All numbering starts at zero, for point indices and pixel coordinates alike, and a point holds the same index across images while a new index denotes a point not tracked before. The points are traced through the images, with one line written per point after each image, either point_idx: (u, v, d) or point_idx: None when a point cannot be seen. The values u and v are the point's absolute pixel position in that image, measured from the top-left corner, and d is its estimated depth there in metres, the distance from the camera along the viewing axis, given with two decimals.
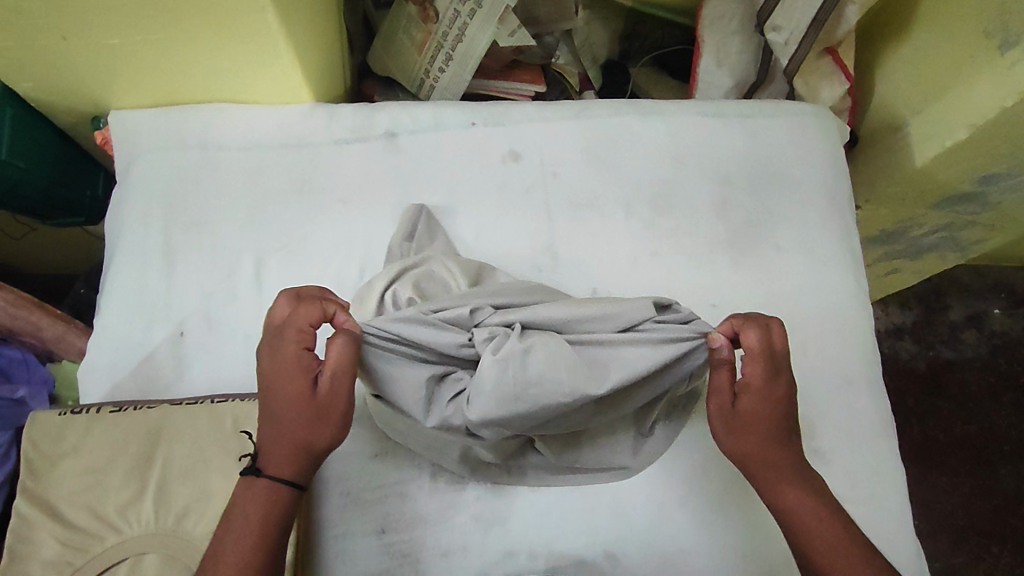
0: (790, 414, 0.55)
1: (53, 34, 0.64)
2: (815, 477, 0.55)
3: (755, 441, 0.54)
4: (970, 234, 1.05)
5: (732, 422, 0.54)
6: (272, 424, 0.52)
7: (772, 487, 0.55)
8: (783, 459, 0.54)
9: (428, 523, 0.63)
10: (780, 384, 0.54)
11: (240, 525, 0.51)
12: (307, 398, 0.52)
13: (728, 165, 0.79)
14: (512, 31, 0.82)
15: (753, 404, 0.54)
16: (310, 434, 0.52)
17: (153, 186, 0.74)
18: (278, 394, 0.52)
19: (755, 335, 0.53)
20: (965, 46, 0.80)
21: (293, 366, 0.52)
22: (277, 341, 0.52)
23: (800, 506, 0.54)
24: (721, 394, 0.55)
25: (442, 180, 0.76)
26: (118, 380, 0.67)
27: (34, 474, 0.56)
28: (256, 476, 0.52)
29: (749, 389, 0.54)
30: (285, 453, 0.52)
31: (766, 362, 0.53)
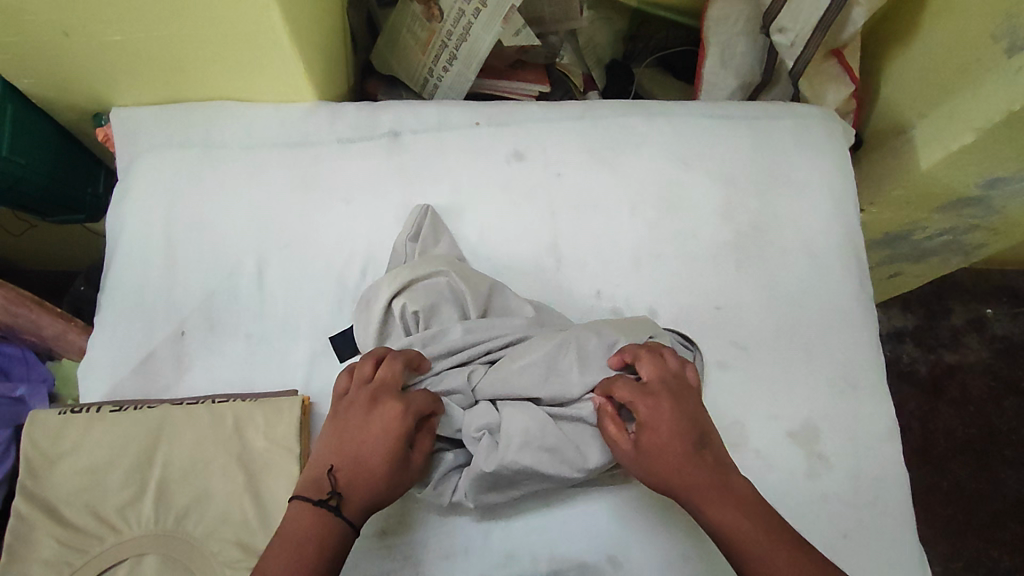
0: (695, 438, 0.54)
1: (55, 30, 0.63)
2: (744, 491, 0.52)
3: (667, 472, 0.53)
4: (973, 238, 1.05)
5: (642, 463, 0.54)
6: (360, 475, 0.52)
7: (706, 516, 0.51)
8: (705, 482, 0.52)
9: (429, 526, 0.62)
10: (667, 409, 0.54)
11: (309, 559, 0.49)
12: (401, 466, 0.53)
13: (733, 167, 0.79)
14: (516, 31, 0.81)
15: (651, 437, 0.53)
16: (390, 497, 0.53)
17: (155, 183, 0.74)
18: (378, 453, 0.52)
19: (624, 384, 0.56)
20: (972, 49, 0.80)
21: (404, 435, 0.53)
22: (397, 407, 0.54)
23: (738, 527, 0.50)
24: (621, 442, 0.55)
25: (445, 180, 0.76)
26: (118, 379, 0.67)
27: (33, 473, 0.56)
28: (327, 515, 0.51)
29: (644, 426, 0.54)
30: (360, 504, 0.52)
31: (647, 398, 0.55)
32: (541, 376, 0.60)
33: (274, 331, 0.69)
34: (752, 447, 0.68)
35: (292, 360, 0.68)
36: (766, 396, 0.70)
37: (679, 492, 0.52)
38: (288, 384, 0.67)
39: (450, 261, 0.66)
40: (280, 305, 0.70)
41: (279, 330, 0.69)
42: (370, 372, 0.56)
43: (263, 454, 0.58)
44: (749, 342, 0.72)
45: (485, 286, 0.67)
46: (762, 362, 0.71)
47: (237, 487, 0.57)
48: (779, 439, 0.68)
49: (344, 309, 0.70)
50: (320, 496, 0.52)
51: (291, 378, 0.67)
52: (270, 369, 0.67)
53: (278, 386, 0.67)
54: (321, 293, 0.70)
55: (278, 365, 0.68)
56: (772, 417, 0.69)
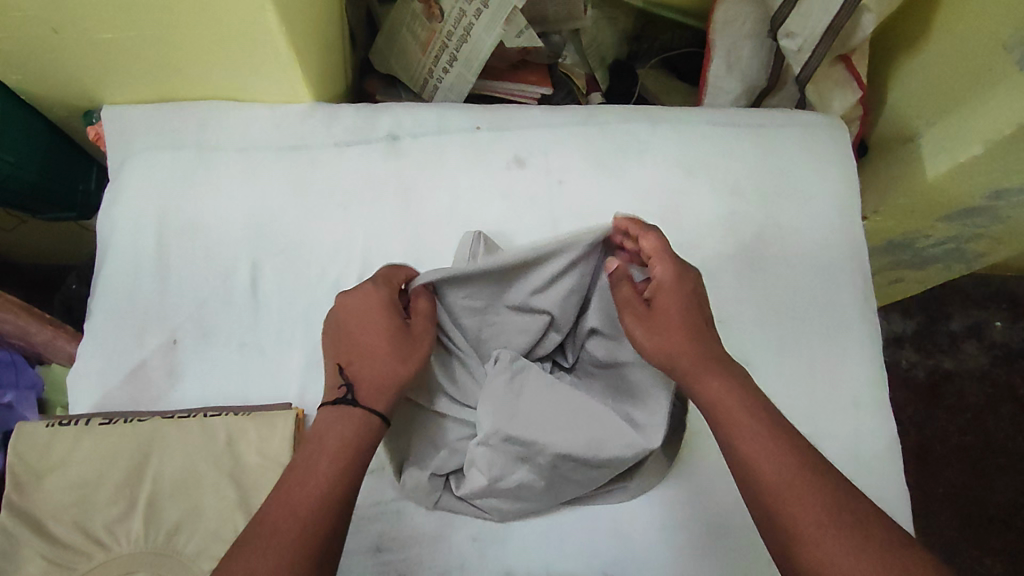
0: (702, 313, 0.56)
1: (44, 27, 0.61)
2: (741, 373, 0.53)
3: (674, 330, 0.55)
4: (977, 247, 1.04)
5: (649, 322, 0.56)
6: (366, 361, 0.53)
7: (697, 380, 0.53)
8: (705, 350, 0.54)
9: (426, 541, 0.61)
10: (687, 283, 0.57)
11: (331, 449, 0.49)
12: (404, 335, 0.55)
13: (738, 176, 0.77)
14: (519, 32, 0.78)
15: (664, 295, 0.57)
16: (403, 367, 0.54)
17: (147, 186, 0.72)
18: (375, 330, 0.54)
19: (654, 239, 0.59)
20: (983, 58, 0.78)
21: (386, 304, 0.56)
22: (370, 286, 0.57)
23: (729, 398, 0.51)
24: (631, 302, 0.58)
25: (446, 187, 0.74)
26: (108, 389, 0.65)
27: (19, 487, 0.55)
28: (351, 408, 0.51)
29: (659, 285, 0.57)
30: (377, 383, 0.52)
31: (670, 259, 0.58)
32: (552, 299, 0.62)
33: (270, 340, 0.67)
34: None
35: (287, 371, 0.66)
36: None
37: (676, 351, 0.54)
38: (284, 396, 0.66)
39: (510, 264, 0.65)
40: (275, 314, 0.68)
41: (274, 339, 0.67)
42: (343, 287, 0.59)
43: (256, 469, 0.57)
44: (753, 356, 0.71)
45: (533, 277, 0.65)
46: (764, 378, 0.70)
47: (229, 502, 0.56)
48: None
49: None
50: (337, 393, 0.52)
51: (286, 389, 0.66)
52: (265, 379, 0.66)
53: (273, 397, 0.66)
54: (316, 301, 0.69)
55: (273, 375, 0.66)
56: None
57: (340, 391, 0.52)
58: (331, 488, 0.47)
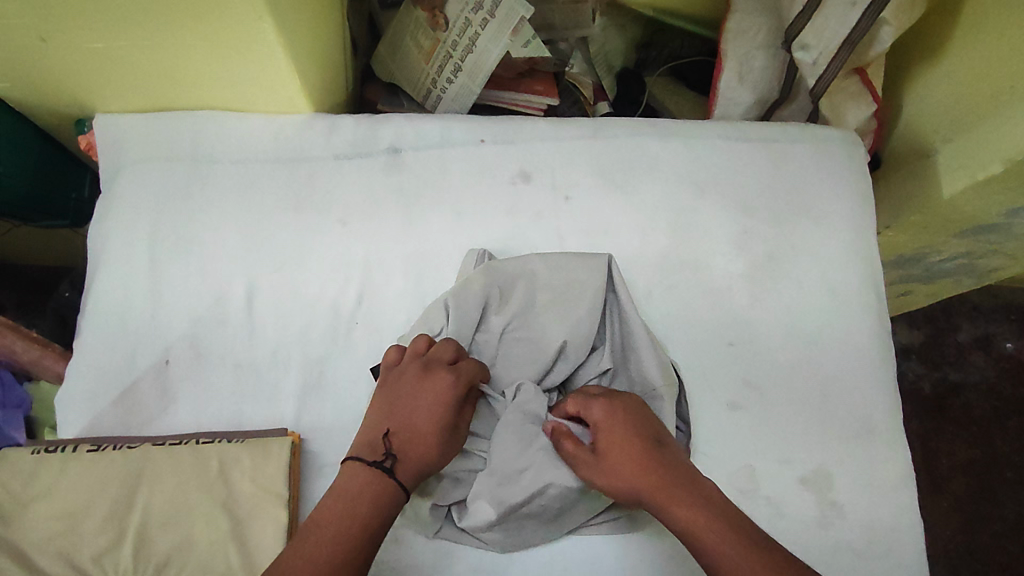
0: (647, 439, 0.55)
1: (32, 36, 0.59)
2: (706, 488, 0.51)
3: (627, 468, 0.53)
4: (990, 262, 1.02)
5: (602, 467, 0.54)
6: (413, 442, 0.54)
7: (668, 518, 0.51)
8: (662, 478, 0.52)
9: (426, 573, 0.59)
10: (622, 407, 0.56)
11: (360, 517, 0.50)
12: (453, 434, 0.56)
13: (750, 193, 0.75)
14: (525, 42, 0.75)
15: (607, 434, 0.55)
16: (440, 462, 0.55)
17: (140, 199, 0.69)
18: (431, 421, 0.55)
19: (574, 394, 0.59)
20: (1004, 73, 0.76)
21: (455, 403, 0.56)
22: (449, 375, 0.56)
23: (702, 527, 0.49)
24: (580, 453, 0.55)
25: (449, 202, 0.72)
26: (98, 410, 0.63)
27: (3, 518, 0.53)
28: (384, 480, 0.52)
29: (601, 425, 0.56)
30: (414, 469, 0.54)
31: (598, 398, 0.57)
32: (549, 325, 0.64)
33: (265, 361, 0.65)
34: (762, 493, 0.65)
35: (284, 393, 0.64)
36: (779, 439, 0.67)
37: (639, 491, 0.52)
38: (279, 419, 0.64)
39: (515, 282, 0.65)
40: (271, 333, 0.66)
41: (270, 359, 0.65)
42: (418, 348, 0.58)
43: (250, 500, 0.55)
44: (764, 380, 0.69)
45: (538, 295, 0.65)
46: (775, 403, 0.68)
47: (221, 535, 0.53)
48: (792, 485, 0.66)
49: (338, 339, 0.66)
50: (376, 457, 0.53)
51: (282, 412, 0.64)
52: (260, 402, 0.64)
53: (269, 421, 0.64)
54: (313, 320, 0.67)
55: (268, 398, 0.64)
56: (784, 463, 0.66)
57: (379, 457, 0.53)
58: (370, 529, 0.49)
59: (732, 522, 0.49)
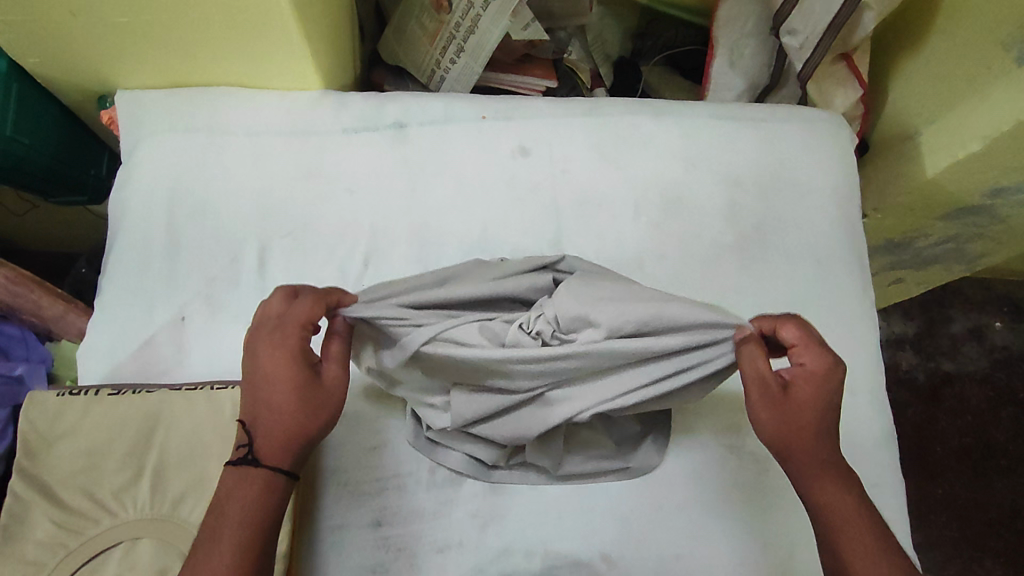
0: (836, 410, 0.52)
1: (63, 10, 0.63)
2: (856, 483, 0.52)
3: (807, 432, 0.51)
4: (977, 247, 1.04)
5: (783, 413, 0.51)
6: (268, 417, 0.51)
7: (815, 485, 0.51)
8: (826, 462, 0.51)
9: (425, 518, 0.63)
10: (838, 371, 0.50)
11: (234, 517, 0.49)
12: (313, 387, 0.52)
13: (739, 168, 0.79)
14: (525, 25, 0.81)
15: (804, 388, 0.51)
16: (309, 423, 0.51)
17: (158, 168, 0.73)
18: (276, 390, 0.51)
19: (795, 328, 0.52)
20: (982, 56, 0.79)
21: (293, 357, 0.51)
22: (276, 334, 0.51)
23: (842, 507, 0.51)
24: (769, 385, 0.51)
25: (451, 174, 0.75)
26: (117, 363, 0.67)
27: (30, 453, 0.56)
28: (251, 471, 0.50)
29: (804, 376, 0.51)
30: (281, 445, 0.51)
31: (817, 347, 0.51)
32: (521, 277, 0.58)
33: None
34: (749, 450, 0.68)
35: None
36: None
37: (802, 452, 0.51)
38: None
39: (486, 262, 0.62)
40: None
41: None
42: (255, 317, 0.54)
43: None
44: None
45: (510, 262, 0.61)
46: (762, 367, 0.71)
47: None
48: None
49: None
50: (239, 453, 0.51)
51: None
52: None
53: None
54: (321, 283, 0.70)
55: None
56: None
57: (241, 451, 0.51)
58: (249, 531, 0.49)
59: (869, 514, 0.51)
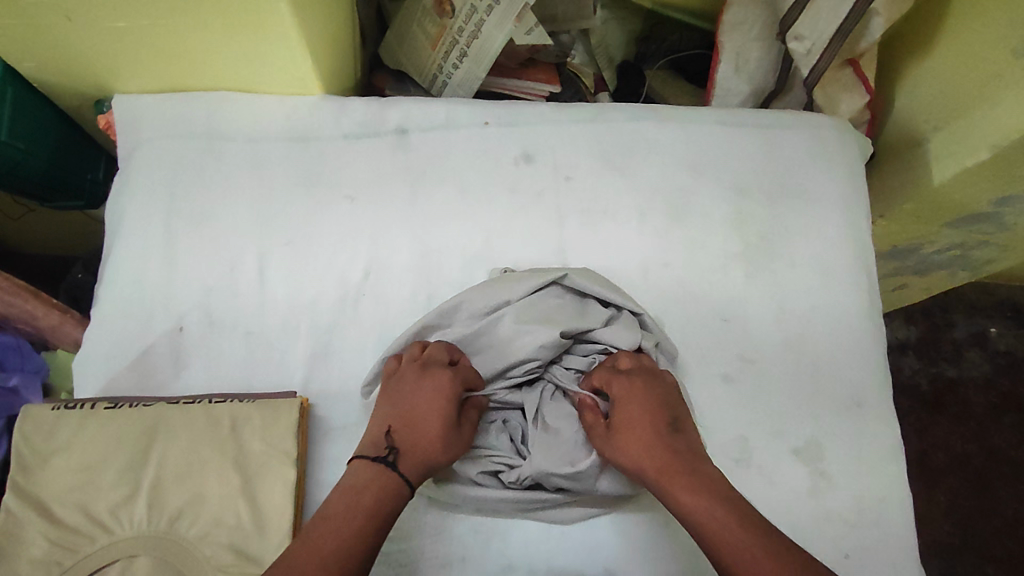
0: (665, 423, 0.57)
1: (58, 14, 0.61)
2: (718, 480, 0.52)
3: (637, 444, 0.56)
4: (982, 254, 1.03)
5: (614, 440, 0.57)
6: (415, 436, 0.57)
7: (669, 498, 0.52)
8: (672, 464, 0.54)
9: (426, 532, 0.61)
10: (648, 387, 0.59)
11: (365, 504, 0.51)
12: (454, 430, 0.59)
13: (744, 175, 0.78)
14: (528, 30, 0.79)
15: (624, 410, 0.58)
16: (441, 457, 0.57)
17: (155, 175, 0.72)
18: (429, 419, 0.57)
19: (611, 367, 0.62)
20: (991, 64, 0.78)
21: (451, 398, 0.59)
22: (445, 375, 0.60)
23: (703, 505, 0.50)
24: (597, 424, 0.60)
25: (454, 182, 0.74)
26: (113, 374, 0.66)
27: (24, 469, 0.55)
28: (389, 471, 0.54)
29: (622, 401, 0.59)
30: (416, 460, 0.56)
31: (625, 376, 0.60)
32: (536, 314, 0.63)
33: (274, 331, 0.68)
34: (755, 463, 0.67)
35: (292, 361, 0.67)
36: (772, 411, 0.69)
37: (646, 468, 0.55)
38: (287, 385, 0.66)
39: (504, 279, 0.66)
40: (280, 304, 0.69)
41: (279, 328, 0.68)
42: (416, 355, 0.62)
43: (260, 457, 0.57)
44: (760, 356, 0.71)
45: (526, 282, 0.65)
46: (768, 378, 0.70)
47: (232, 490, 0.56)
48: (784, 455, 0.68)
49: (345, 309, 0.69)
50: (379, 452, 0.56)
51: (290, 378, 0.66)
52: (269, 369, 0.66)
53: (277, 386, 0.66)
54: (322, 292, 0.69)
55: (278, 364, 0.67)
56: (776, 433, 0.68)
57: (382, 451, 0.56)
58: (370, 521, 0.50)
59: (730, 505, 0.50)
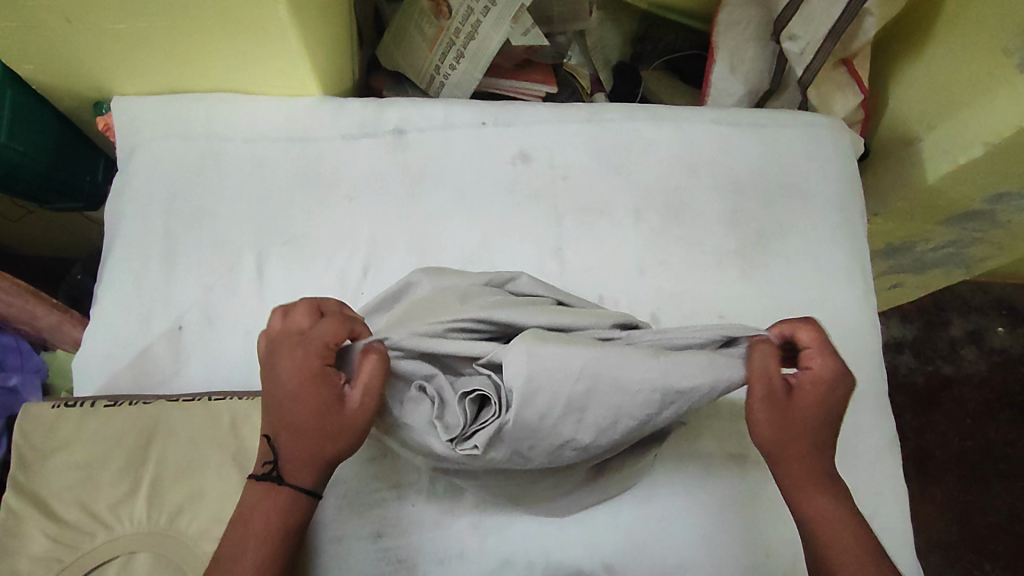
0: (831, 425, 0.52)
1: (58, 17, 0.62)
2: (848, 494, 0.53)
3: (802, 434, 0.51)
4: (977, 252, 1.04)
5: (780, 416, 0.51)
6: (293, 438, 0.50)
7: (802, 492, 0.52)
8: (820, 466, 0.52)
9: (426, 528, 0.62)
10: (839, 382, 0.51)
11: (257, 531, 0.49)
12: (331, 413, 0.49)
13: (738, 174, 0.78)
14: (525, 31, 0.80)
15: (805, 394, 0.51)
16: (331, 448, 0.50)
17: (155, 175, 0.73)
18: (301, 413, 0.50)
19: (812, 331, 0.52)
20: (983, 61, 0.79)
21: (315, 379, 0.50)
22: (298, 353, 0.50)
23: (831, 518, 0.51)
24: (772, 384, 0.50)
25: (451, 180, 0.75)
26: (113, 372, 0.66)
27: (24, 466, 0.55)
28: (275, 487, 0.50)
29: (808, 381, 0.51)
30: (303, 462, 0.50)
31: (824, 354, 0.51)
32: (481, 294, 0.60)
33: None
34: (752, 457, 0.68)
35: None
36: None
37: (794, 457, 0.52)
38: None
39: (446, 276, 0.64)
40: (279, 304, 0.69)
41: None
42: (276, 329, 0.53)
43: None
44: None
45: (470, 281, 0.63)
46: None
47: (231, 486, 0.56)
48: None
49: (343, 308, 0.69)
50: (263, 467, 0.51)
51: None
52: None
53: None
54: (321, 290, 0.70)
55: None
56: None
57: (266, 466, 0.51)
58: (266, 547, 0.49)
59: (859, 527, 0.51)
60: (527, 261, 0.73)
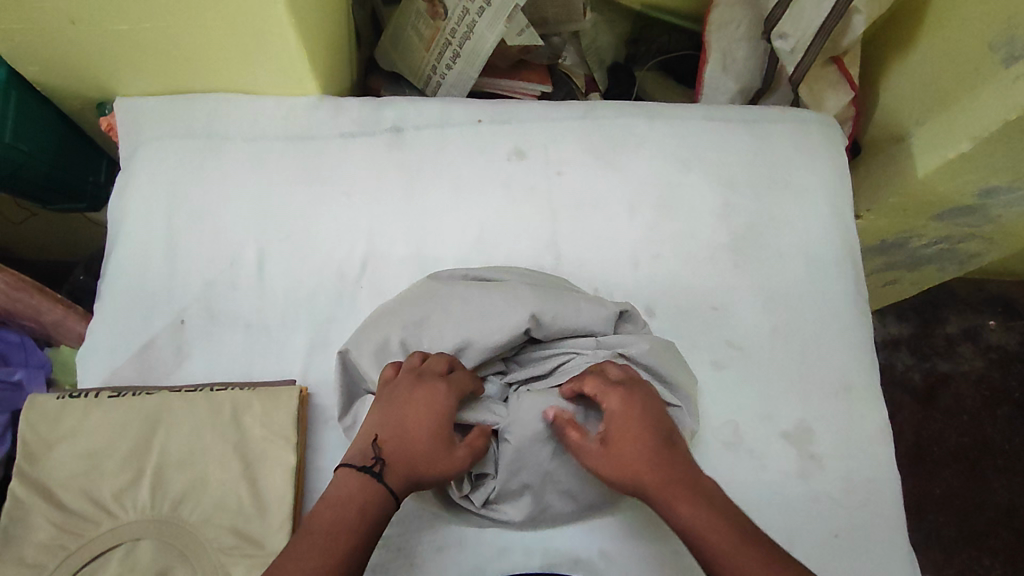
0: (663, 444, 0.53)
1: (62, 18, 0.63)
2: (719, 497, 0.51)
3: (635, 458, 0.52)
4: (969, 247, 1.05)
5: (608, 456, 0.53)
6: (404, 450, 0.53)
7: (671, 516, 0.50)
8: (671, 478, 0.51)
9: (424, 517, 0.62)
10: (642, 402, 0.55)
11: (351, 518, 0.50)
12: (445, 447, 0.54)
13: (731, 168, 0.80)
14: (519, 31, 0.80)
15: (616, 425, 0.54)
16: (430, 473, 0.53)
17: (157, 173, 0.74)
18: (420, 433, 0.54)
19: (593, 378, 0.57)
20: (969, 59, 0.80)
21: (443, 413, 0.55)
22: (438, 385, 0.55)
23: (704, 523, 0.49)
24: (585, 444, 0.55)
25: (448, 176, 0.76)
26: (117, 365, 0.67)
27: (30, 456, 0.56)
28: (375, 484, 0.52)
29: (614, 417, 0.55)
30: (404, 475, 0.53)
31: (615, 388, 0.56)
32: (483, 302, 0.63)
33: (273, 324, 0.69)
34: (747, 446, 0.69)
35: (292, 352, 0.68)
36: (762, 397, 0.71)
37: (642, 484, 0.52)
38: (287, 376, 0.68)
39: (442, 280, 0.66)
40: (280, 299, 0.70)
41: (278, 321, 0.69)
42: (413, 362, 0.58)
43: (260, 443, 0.59)
44: (749, 343, 0.73)
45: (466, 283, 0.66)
46: (757, 364, 0.72)
47: (234, 474, 0.57)
48: (774, 438, 0.69)
49: (343, 302, 0.71)
50: (365, 462, 0.53)
51: (290, 368, 0.68)
52: (269, 360, 0.68)
53: (277, 376, 0.68)
54: (321, 285, 0.71)
55: (277, 355, 0.68)
56: (766, 417, 0.70)
57: (368, 462, 0.53)
58: (355, 536, 0.49)
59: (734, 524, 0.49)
60: (523, 255, 0.74)
